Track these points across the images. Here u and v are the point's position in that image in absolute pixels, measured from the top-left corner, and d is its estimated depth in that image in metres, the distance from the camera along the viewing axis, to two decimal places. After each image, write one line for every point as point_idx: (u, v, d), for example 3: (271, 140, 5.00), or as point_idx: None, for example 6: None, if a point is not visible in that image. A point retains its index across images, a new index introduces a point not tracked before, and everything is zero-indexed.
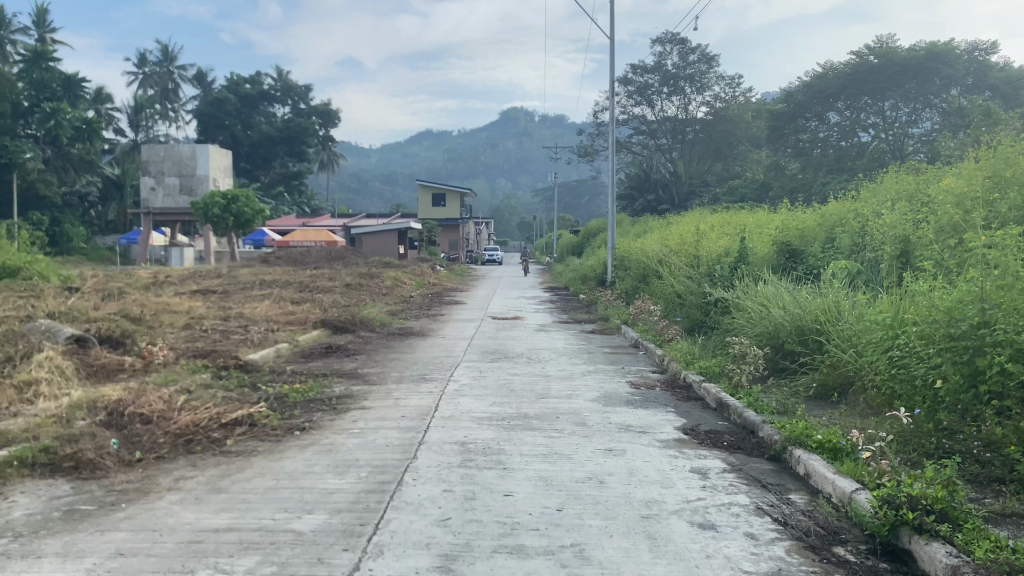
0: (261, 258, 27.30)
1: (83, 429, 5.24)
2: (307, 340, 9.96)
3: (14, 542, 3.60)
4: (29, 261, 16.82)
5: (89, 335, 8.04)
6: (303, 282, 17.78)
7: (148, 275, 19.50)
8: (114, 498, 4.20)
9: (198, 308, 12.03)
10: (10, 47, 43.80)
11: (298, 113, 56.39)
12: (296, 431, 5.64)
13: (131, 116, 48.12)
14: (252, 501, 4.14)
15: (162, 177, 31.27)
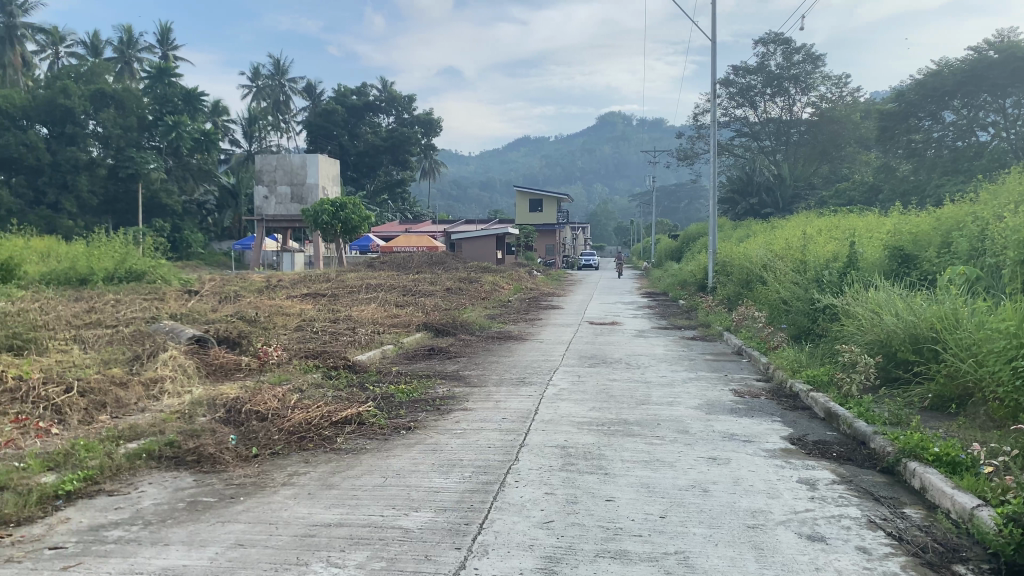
0: (367, 263, 28.13)
1: (204, 424, 5.55)
2: (410, 343, 10.20)
3: (144, 529, 3.84)
4: (154, 265, 17.80)
5: (209, 336, 8.51)
6: (407, 287, 18.21)
7: (261, 279, 20.41)
8: (234, 491, 4.42)
9: (307, 310, 12.52)
10: (136, 65, 46.66)
11: (401, 123, 57.72)
12: (402, 430, 5.80)
13: (245, 127, 50.35)
14: (362, 498, 4.27)
15: (274, 185, 32.56)
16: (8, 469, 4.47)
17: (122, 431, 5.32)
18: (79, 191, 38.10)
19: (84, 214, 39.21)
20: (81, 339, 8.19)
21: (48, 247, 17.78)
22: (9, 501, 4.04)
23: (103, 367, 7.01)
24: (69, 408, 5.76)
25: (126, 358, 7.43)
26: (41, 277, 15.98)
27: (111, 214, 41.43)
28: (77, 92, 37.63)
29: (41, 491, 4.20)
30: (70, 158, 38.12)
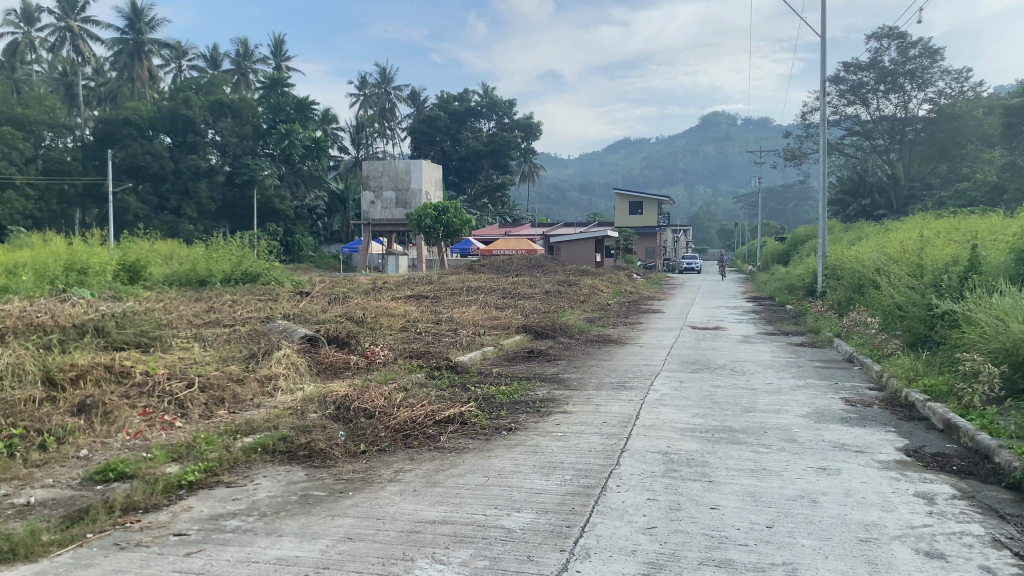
0: (467, 265, 28.55)
1: (315, 421, 5.77)
2: (510, 345, 10.27)
3: (260, 520, 4.02)
4: (267, 267, 18.54)
5: (320, 335, 8.83)
6: (507, 289, 18.40)
7: (368, 281, 21.00)
8: (343, 486, 4.57)
9: (411, 312, 12.78)
10: (251, 76, 48.80)
11: (501, 127, 58.27)
12: (503, 431, 5.85)
13: (353, 134, 51.86)
14: (465, 497, 4.34)
15: (380, 191, 33.55)
16: (137, 459, 4.77)
17: (239, 425, 5.59)
18: (199, 197, 40.22)
19: (204, 219, 41.35)
20: (202, 337, 8.64)
21: (172, 250, 18.86)
22: (137, 488, 4.31)
23: (221, 364, 7.37)
24: (190, 403, 6.09)
25: (242, 355, 7.80)
26: (164, 278, 17.01)
27: (229, 219, 43.50)
28: (198, 103, 39.76)
29: (166, 480, 4.46)
30: (191, 166, 40.31)
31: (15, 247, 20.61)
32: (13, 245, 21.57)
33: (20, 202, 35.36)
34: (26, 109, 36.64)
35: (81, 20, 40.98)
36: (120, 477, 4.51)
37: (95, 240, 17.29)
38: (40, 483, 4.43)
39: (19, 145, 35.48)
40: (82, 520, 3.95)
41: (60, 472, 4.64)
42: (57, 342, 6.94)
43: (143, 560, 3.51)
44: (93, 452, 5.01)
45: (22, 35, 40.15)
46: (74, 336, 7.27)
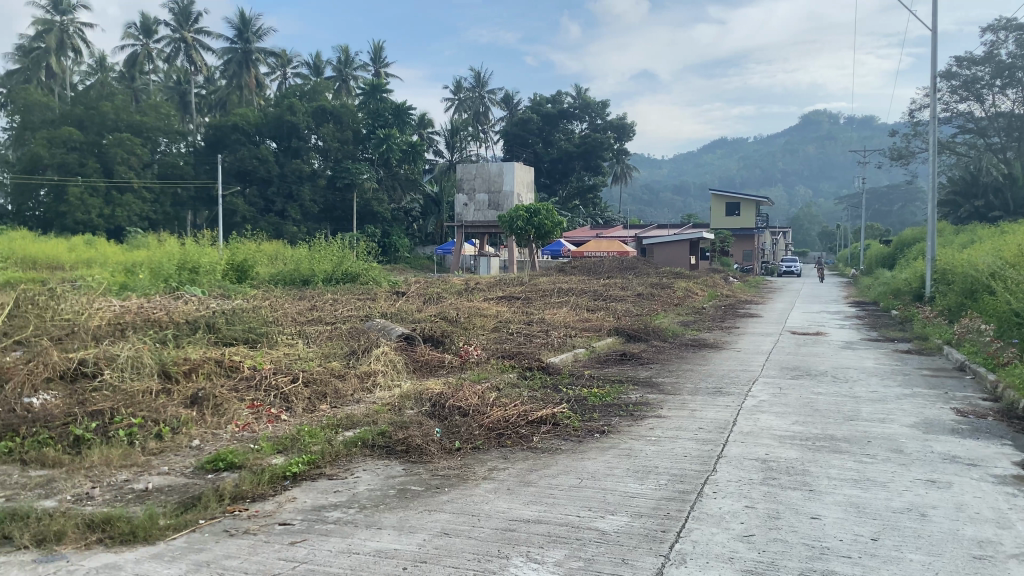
0: (559, 267, 28.59)
1: (412, 417, 5.91)
2: (602, 347, 10.25)
3: (360, 512, 4.14)
4: (366, 267, 19.06)
5: (416, 334, 9.03)
6: (599, 291, 18.34)
7: (461, 282, 21.28)
8: (439, 482, 4.66)
9: (503, 312, 12.90)
10: (351, 82, 50.24)
11: (594, 129, 58.09)
12: (595, 433, 5.84)
13: (448, 138, 52.62)
14: (558, 497, 4.36)
15: (473, 193, 34.22)
16: (245, 450, 5.00)
17: (340, 420, 5.78)
18: (303, 200, 41.65)
19: (307, 221, 42.75)
20: (305, 334, 8.97)
21: (277, 251, 19.62)
22: (245, 478, 4.50)
23: (324, 360, 7.63)
24: (294, 397, 6.33)
25: (343, 352, 8.05)
26: (269, 277, 17.71)
27: (330, 221, 44.84)
28: (301, 108, 41.18)
29: (272, 471, 4.64)
30: (295, 170, 41.73)
31: (135, 247, 21.86)
32: (131, 245, 22.88)
33: (138, 205, 37.45)
34: (144, 117, 38.78)
35: (195, 31, 43.10)
36: (230, 467, 4.73)
37: (207, 241, 18.18)
38: (157, 470, 4.70)
39: (137, 151, 37.60)
40: (195, 507, 4.15)
41: (175, 460, 4.90)
42: (172, 338, 7.36)
43: (250, 547, 3.67)
44: (205, 442, 5.27)
45: (141, 47, 42.54)
46: (188, 333, 7.66)
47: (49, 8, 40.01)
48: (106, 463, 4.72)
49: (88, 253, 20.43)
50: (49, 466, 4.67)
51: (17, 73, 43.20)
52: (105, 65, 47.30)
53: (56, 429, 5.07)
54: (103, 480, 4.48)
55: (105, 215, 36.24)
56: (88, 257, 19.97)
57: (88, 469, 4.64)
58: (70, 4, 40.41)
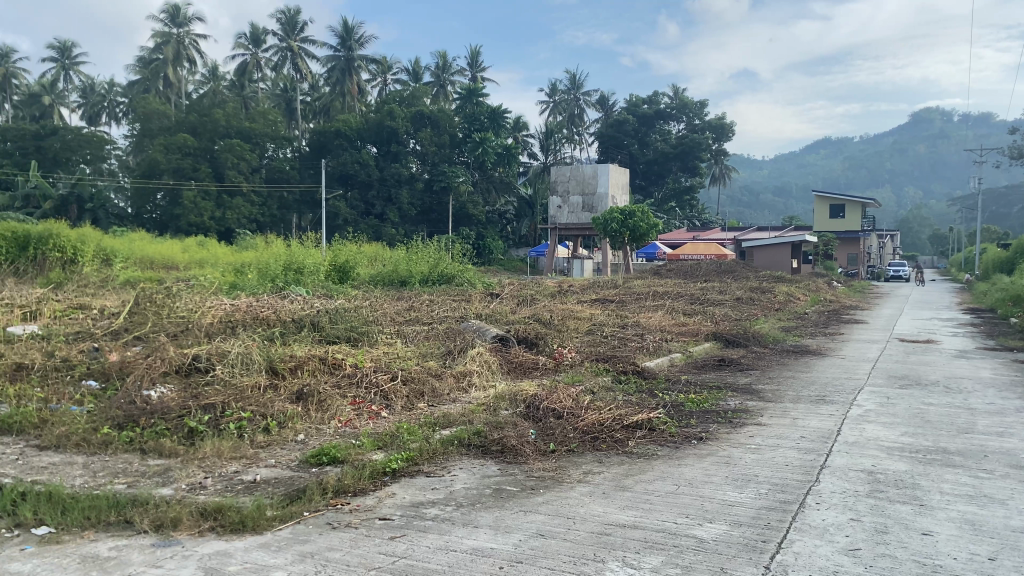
0: (655, 270, 28.28)
1: (507, 418, 5.97)
2: (700, 352, 10.07)
3: (457, 510, 4.20)
4: (462, 269, 19.32)
5: (511, 336, 9.10)
6: (696, 295, 18.02)
7: (555, 284, 21.31)
8: (534, 483, 4.68)
9: (597, 314, 12.84)
10: (449, 87, 51.09)
11: (691, 129, 57.18)
12: (693, 439, 5.74)
13: (543, 140, 52.74)
14: (655, 503, 4.32)
15: (567, 196, 34.22)
16: (348, 445, 5.15)
17: (437, 419, 5.89)
18: (401, 203, 42.56)
19: (405, 224, 43.67)
20: (403, 333, 9.18)
21: (377, 253, 20.14)
22: (347, 472, 4.64)
23: (422, 360, 7.78)
24: (394, 395, 6.48)
25: (440, 352, 8.18)
26: (369, 279, 18.18)
27: (426, 223, 45.66)
28: (401, 114, 41.94)
29: (373, 466, 4.77)
30: (394, 173, 42.61)
31: (244, 249, 22.83)
32: (242, 246, 23.94)
33: (247, 208, 38.97)
34: (252, 124, 40.40)
35: (300, 40, 44.71)
36: (333, 462, 4.87)
37: (311, 242, 18.82)
38: (265, 463, 4.89)
39: (246, 156, 39.11)
40: (301, 499, 4.31)
41: (281, 453, 5.09)
42: (279, 336, 7.68)
43: (352, 541, 3.78)
44: (309, 436, 5.45)
45: (250, 56, 44.45)
46: (292, 332, 7.97)
47: (167, 20, 42.27)
48: (218, 455, 4.95)
49: (201, 254, 21.50)
50: (165, 456, 4.93)
51: (137, 83, 45.71)
52: (218, 74, 49.55)
53: (172, 420, 5.36)
54: (215, 471, 4.69)
55: (216, 216, 37.81)
56: (201, 258, 20.97)
57: (200, 460, 4.86)
58: (186, 17, 42.58)
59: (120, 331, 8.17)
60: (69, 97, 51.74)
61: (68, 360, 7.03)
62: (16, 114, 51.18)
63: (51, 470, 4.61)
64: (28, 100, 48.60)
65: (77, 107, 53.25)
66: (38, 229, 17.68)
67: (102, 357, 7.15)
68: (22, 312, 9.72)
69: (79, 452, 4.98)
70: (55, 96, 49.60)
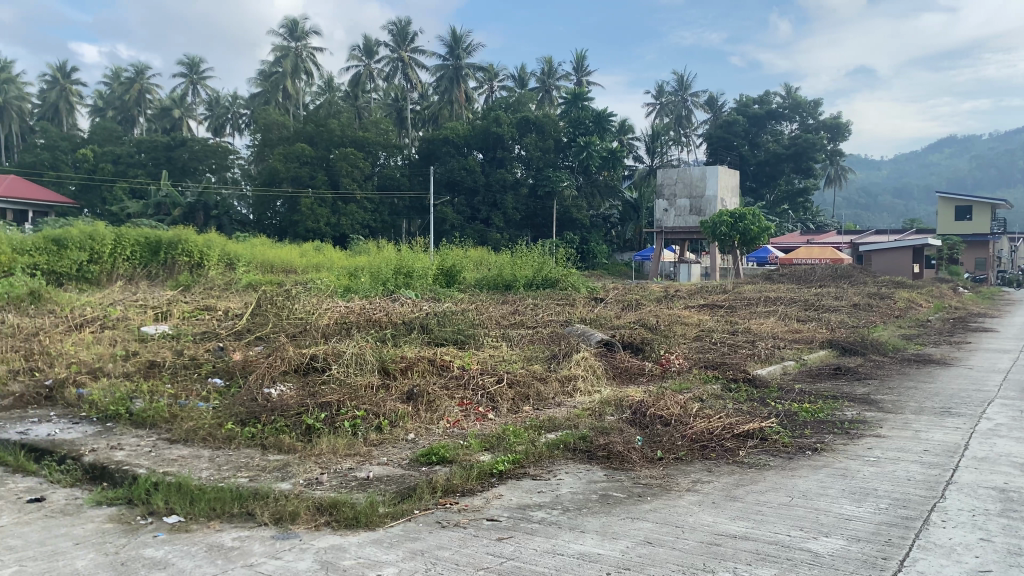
0: (766, 274, 27.51)
1: (613, 424, 5.94)
2: (814, 360, 9.75)
3: (563, 515, 4.21)
4: (566, 274, 19.34)
5: (616, 340, 9.06)
6: (809, 301, 17.44)
7: (662, 288, 21.02)
8: (641, 490, 4.65)
9: (706, 321, 12.62)
10: (556, 92, 51.35)
11: (805, 129, 55.37)
12: (808, 450, 5.55)
13: (649, 143, 52.16)
14: (767, 514, 4.21)
15: (674, 198, 33.69)
16: (456, 445, 5.25)
17: (542, 423, 5.92)
18: (506, 208, 42.98)
19: (510, 228, 44.06)
20: (509, 337, 9.27)
21: (483, 257, 20.43)
22: (456, 473, 4.72)
23: (527, 363, 7.84)
24: (500, 397, 6.55)
25: (544, 356, 8.23)
26: (475, 282, 18.40)
27: (531, 228, 45.97)
28: (507, 120, 42.40)
29: (480, 468, 4.84)
30: (499, 179, 43.16)
31: (358, 253, 23.63)
32: (355, 250, 24.72)
33: (360, 214, 40.23)
34: (365, 132, 41.66)
35: (411, 50, 45.88)
36: (441, 461, 4.98)
37: (420, 247, 19.30)
38: (378, 461, 5.04)
39: (360, 164, 40.17)
40: (410, 497, 4.41)
41: (393, 451, 5.23)
42: (389, 338, 7.91)
43: (461, 540, 3.85)
44: (419, 436, 5.58)
45: (364, 67, 45.99)
46: (403, 334, 8.20)
47: (286, 34, 44.21)
48: (334, 451, 5.13)
49: (316, 258, 22.33)
50: (284, 452, 5.15)
51: (259, 95, 47.94)
52: (332, 85, 51.40)
53: (291, 417, 5.61)
54: (331, 467, 4.88)
55: (332, 223, 39.22)
56: (317, 262, 21.81)
57: (317, 456, 5.06)
58: (304, 31, 44.38)
59: (243, 332, 8.61)
60: (196, 110, 54.65)
61: (195, 358, 7.45)
62: (149, 128, 54.63)
63: (181, 462, 4.89)
64: (160, 113, 51.81)
65: (204, 119, 56.19)
66: (169, 236, 18.75)
67: (227, 356, 7.54)
68: (156, 313, 10.38)
69: (207, 445, 5.28)
70: (184, 108, 52.56)
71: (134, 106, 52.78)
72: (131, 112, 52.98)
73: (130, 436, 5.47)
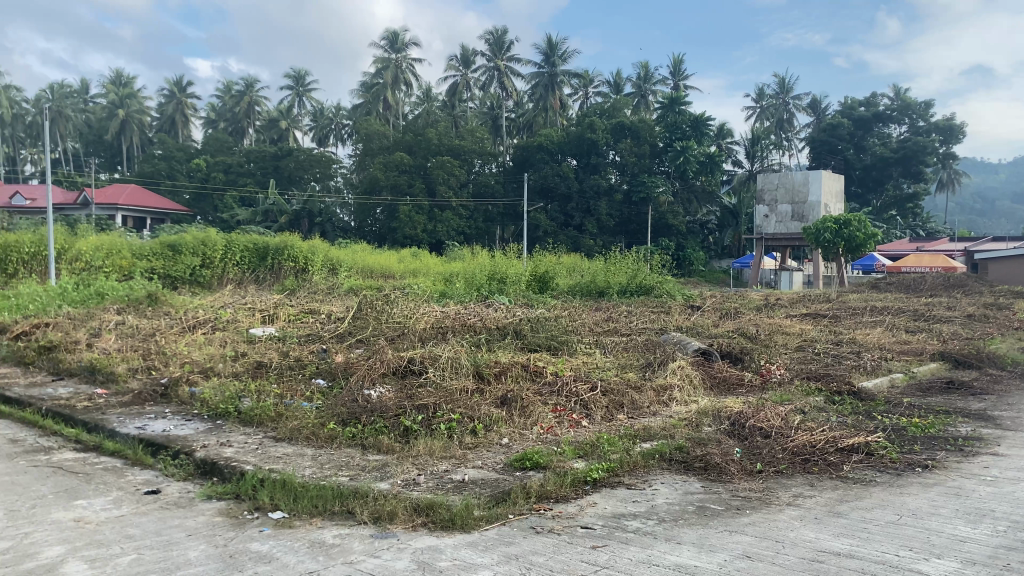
0: (872, 283, 26.42)
1: (711, 435, 5.84)
2: (924, 372, 9.32)
3: (659, 525, 4.16)
4: (662, 281, 19.06)
5: (713, 350, 8.88)
6: (920, 311, 16.64)
7: (762, 297, 20.47)
8: (739, 503, 4.54)
9: (809, 330, 12.23)
10: (652, 97, 50.87)
11: (915, 131, 53.00)
12: (917, 467, 5.31)
13: (749, 147, 50.92)
14: (874, 532, 4.05)
15: (775, 204, 32.93)
16: (550, 452, 5.26)
17: (638, 431, 5.87)
18: (600, 214, 42.75)
19: (603, 234, 43.78)
20: (603, 344, 9.22)
21: (577, 264, 20.40)
22: (550, 479, 4.73)
23: (621, 371, 7.78)
24: (593, 404, 6.52)
25: (639, 364, 8.15)
26: (569, 289, 18.37)
27: (625, 234, 45.57)
28: (601, 126, 42.21)
29: (574, 475, 4.84)
30: (594, 185, 42.97)
31: (454, 259, 23.98)
32: (451, 256, 25.09)
33: (455, 221, 40.73)
34: (462, 141, 42.25)
35: (507, 59, 46.32)
36: (535, 467, 4.99)
37: (514, 253, 19.45)
38: (473, 464, 5.10)
39: (456, 172, 40.78)
40: (505, 501, 4.46)
41: (487, 455, 5.29)
42: (484, 342, 7.99)
43: (555, 546, 3.86)
44: (513, 441, 5.62)
45: (461, 77, 46.74)
46: (497, 339, 8.29)
47: (387, 46, 45.36)
48: (430, 453, 5.23)
49: (414, 264, 22.77)
50: (383, 453, 5.27)
51: (360, 106, 49.31)
52: (431, 95, 52.33)
53: (389, 418, 5.75)
54: (428, 468, 4.97)
55: (428, 229, 39.97)
56: (414, 268, 22.20)
57: (415, 457, 5.17)
58: (404, 42, 45.39)
59: (344, 334, 8.87)
60: (302, 121, 56.62)
61: (299, 359, 7.73)
62: (258, 138, 57.00)
63: (285, 460, 5.08)
64: (269, 124, 53.96)
65: (309, 130, 58.20)
66: (275, 243, 19.48)
67: (329, 358, 7.79)
68: (263, 316, 10.81)
69: (310, 444, 5.46)
70: (290, 120, 54.56)
71: (244, 118, 55.11)
72: (241, 124, 55.36)
73: (239, 434, 5.71)
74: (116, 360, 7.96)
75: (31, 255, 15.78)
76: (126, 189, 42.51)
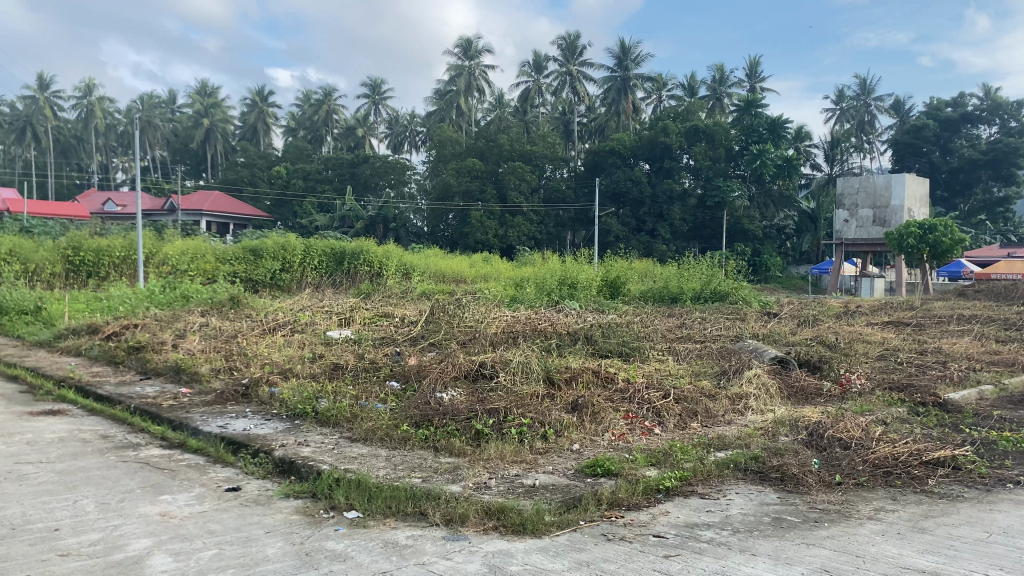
0: (960, 290, 25.35)
1: (788, 445, 5.72)
2: (1017, 384, 8.88)
3: (733, 536, 4.09)
4: (737, 287, 18.71)
5: (791, 358, 8.68)
6: (1012, 320, 15.86)
7: (842, 304, 19.84)
8: (818, 515, 4.43)
9: (892, 339, 11.81)
10: (727, 100, 50.02)
11: (1007, 132, 50.70)
12: (1008, 483, 5.08)
13: (828, 150, 49.58)
14: (961, 550, 3.89)
15: (856, 208, 31.78)
16: (621, 458, 5.23)
17: (711, 440, 5.78)
18: (673, 219, 42.17)
19: (677, 239, 43.16)
20: (676, 350, 9.12)
21: (649, 269, 20.20)
22: (621, 486, 4.69)
23: (694, 378, 7.68)
24: (666, 412, 6.45)
25: (713, 371, 8.03)
26: (641, 295, 18.19)
27: (699, 239, 44.91)
28: (675, 130, 41.67)
29: (646, 483, 4.79)
30: (667, 190, 42.44)
31: (526, 264, 24.05)
32: (523, 261, 25.14)
33: (527, 226, 40.77)
34: (533, 146, 42.32)
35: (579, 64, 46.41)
36: (606, 473, 4.97)
37: (586, 259, 19.39)
38: (543, 469, 5.11)
39: (528, 177, 40.84)
40: (576, 507, 4.45)
41: (558, 461, 5.28)
42: (554, 348, 8.00)
43: (627, 554, 3.83)
44: (584, 446, 5.60)
45: (533, 82, 46.98)
46: (568, 345, 8.28)
47: (461, 54, 45.83)
48: (501, 457, 5.25)
49: (486, 268, 22.92)
50: (455, 455, 5.33)
51: (435, 114, 49.97)
52: (504, 101, 52.65)
53: (461, 421, 5.80)
54: (499, 472, 4.99)
55: (500, 235, 40.05)
56: (486, 273, 22.32)
57: (485, 460, 5.21)
58: (477, 50, 45.79)
59: (417, 338, 8.99)
60: (378, 128, 57.71)
61: (374, 362, 7.89)
62: (335, 146, 58.36)
63: (360, 460, 5.17)
64: (347, 132, 55.21)
65: (385, 137, 59.34)
66: (352, 247, 19.90)
67: (402, 361, 7.92)
68: (338, 319, 11.05)
69: (384, 445, 5.56)
70: (366, 127, 55.63)
71: (322, 126, 56.48)
72: (320, 132, 56.78)
73: (315, 433, 5.84)
74: (200, 360, 8.26)
75: (122, 259, 16.57)
76: (210, 196, 44.06)
